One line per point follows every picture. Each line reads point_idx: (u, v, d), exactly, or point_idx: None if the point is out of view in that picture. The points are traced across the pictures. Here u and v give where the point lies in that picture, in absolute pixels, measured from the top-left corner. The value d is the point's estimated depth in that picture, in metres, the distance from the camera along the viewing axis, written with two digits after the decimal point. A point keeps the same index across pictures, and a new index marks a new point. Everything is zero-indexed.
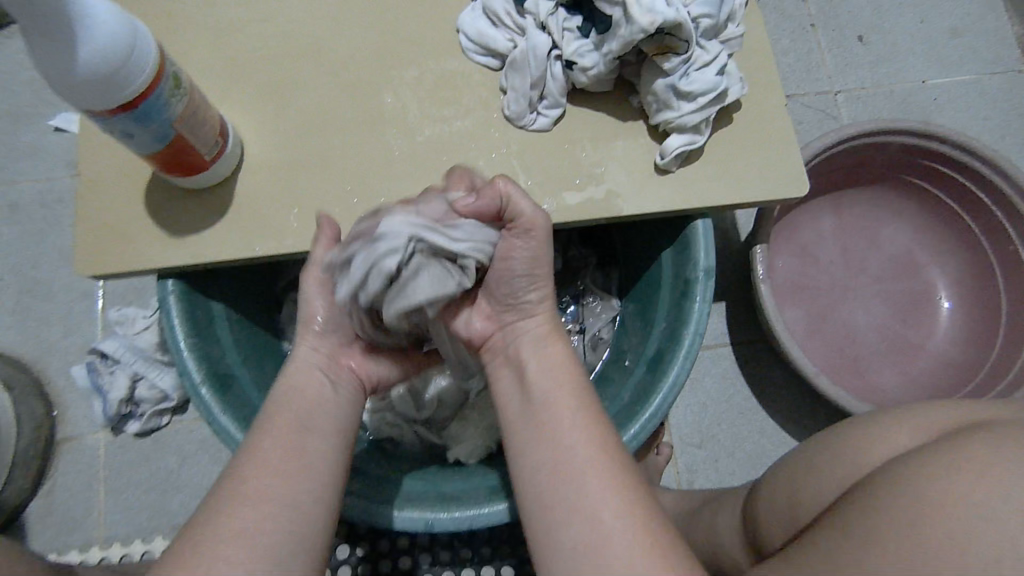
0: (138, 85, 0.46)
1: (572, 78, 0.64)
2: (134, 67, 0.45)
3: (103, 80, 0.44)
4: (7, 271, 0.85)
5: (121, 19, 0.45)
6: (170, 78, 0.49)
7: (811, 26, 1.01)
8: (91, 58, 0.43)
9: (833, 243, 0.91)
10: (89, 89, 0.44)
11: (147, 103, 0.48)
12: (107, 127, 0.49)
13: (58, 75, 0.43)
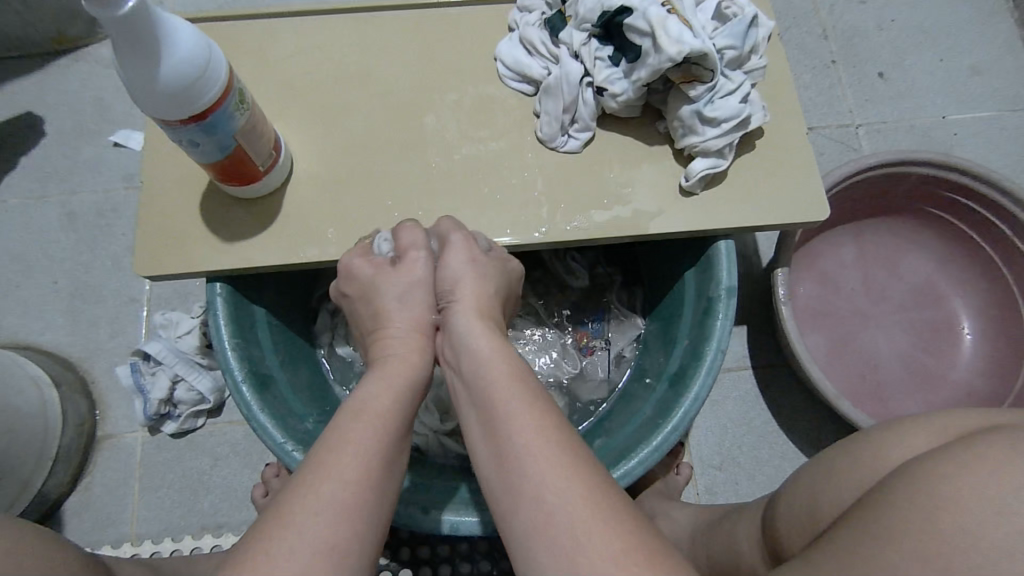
0: (209, 98, 0.51)
1: (602, 103, 0.68)
2: (208, 81, 0.50)
3: (181, 92, 0.49)
4: (62, 275, 0.90)
5: (200, 40, 0.50)
6: (236, 92, 0.54)
7: (833, 62, 1.04)
8: (173, 73, 0.48)
9: (854, 270, 0.93)
10: (168, 100, 0.49)
11: (215, 115, 0.53)
12: (175, 136, 0.53)
13: (142, 88, 0.48)
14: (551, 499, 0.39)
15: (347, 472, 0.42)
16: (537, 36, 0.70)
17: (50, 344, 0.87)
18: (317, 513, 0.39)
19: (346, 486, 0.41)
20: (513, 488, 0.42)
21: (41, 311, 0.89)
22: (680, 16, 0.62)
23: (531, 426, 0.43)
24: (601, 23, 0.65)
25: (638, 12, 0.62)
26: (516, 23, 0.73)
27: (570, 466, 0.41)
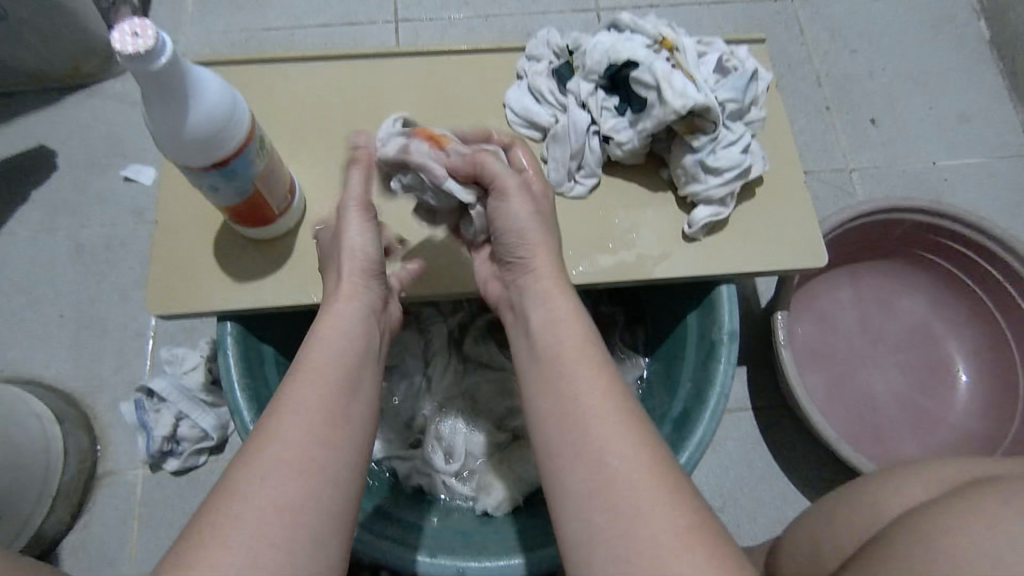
0: (233, 145, 0.52)
1: (608, 151, 0.70)
2: (232, 129, 0.52)
3: (207, 141, 0.50)
4: (68, 308, 0.91)
5: (225, 91, 0.51)
6: (257, 140, 0.56)
7: (826, 108, 1.08)
8: (200, 122, 0.49)
9: (852, 311, 0.95)
10: (191, 148, 0.50)
11: (238, 160, 0.54)
12: (196, 179, 0.54)
13: (169, 136, 0.49)
14: (613, 467, 0.43)
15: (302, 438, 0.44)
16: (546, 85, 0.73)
17: (53, 377, 0.87)
18: (270, 482, 0.41)
19: (300, 451, 0.43)
20: (578, 447, 0.45)
21: (45, 345, 0.89)
22: (684, 71, 0.65)
23: (602, 401, 0.46)
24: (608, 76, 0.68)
25: (644, 67, 0.65)
26: (524, 72, 0.76)
27: (631, 437, 0.45)
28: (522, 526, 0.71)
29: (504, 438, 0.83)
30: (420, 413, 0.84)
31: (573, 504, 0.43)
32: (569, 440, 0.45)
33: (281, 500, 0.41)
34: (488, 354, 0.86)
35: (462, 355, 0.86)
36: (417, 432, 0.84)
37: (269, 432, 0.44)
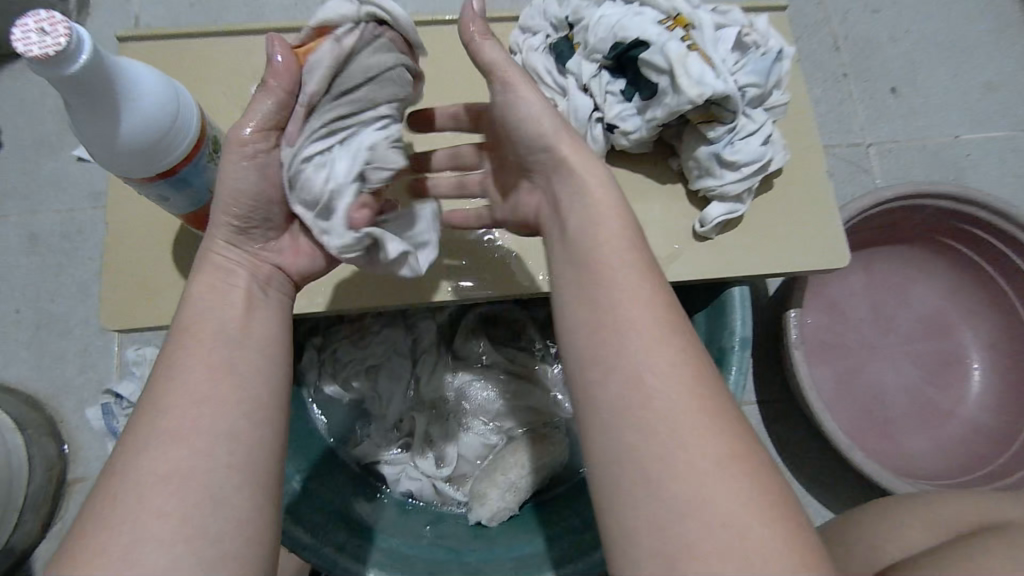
0: (180, 151, 0.45)
1: (613, 141, 0.62)
2: (177, 133, 0.45)
3: (146, 149, 0.43)
4: (25, 303, 0.84)
5: (166, 88, 0.44)
6: (210, 142, 0.48)
7: (843, 75, 1.00)
8: (136, 129, 0.42)
9: (863, 300, 0.90)
10: (130, 160, 0.43)
11: (188, 168, 0.47)
12: (141, 190, 0.47)
13: (101, 146, 0.42)
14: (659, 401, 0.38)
15: (190, 405, 0.40)
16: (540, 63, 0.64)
17: (13, 380, 0.81)
18: (166, 468, 0.38)
19: (189, 417, 0.39)
20: (620, 380, 0.39)
21: (3, 345, 0.82)
22: (701, 53, 0.57)
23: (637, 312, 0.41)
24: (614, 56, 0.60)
25: (655, 47, 0.57)
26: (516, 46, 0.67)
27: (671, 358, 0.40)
28: (516, 542, 0.67)
29: (497, 441, 0.78)
30: (408, 415, 0.79)
31: (620, 444, 0.38)
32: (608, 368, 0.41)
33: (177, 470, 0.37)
34: (479, 351, 0.81)
35: (451, 352, 0.81)
36: (405, 435, 0.79)
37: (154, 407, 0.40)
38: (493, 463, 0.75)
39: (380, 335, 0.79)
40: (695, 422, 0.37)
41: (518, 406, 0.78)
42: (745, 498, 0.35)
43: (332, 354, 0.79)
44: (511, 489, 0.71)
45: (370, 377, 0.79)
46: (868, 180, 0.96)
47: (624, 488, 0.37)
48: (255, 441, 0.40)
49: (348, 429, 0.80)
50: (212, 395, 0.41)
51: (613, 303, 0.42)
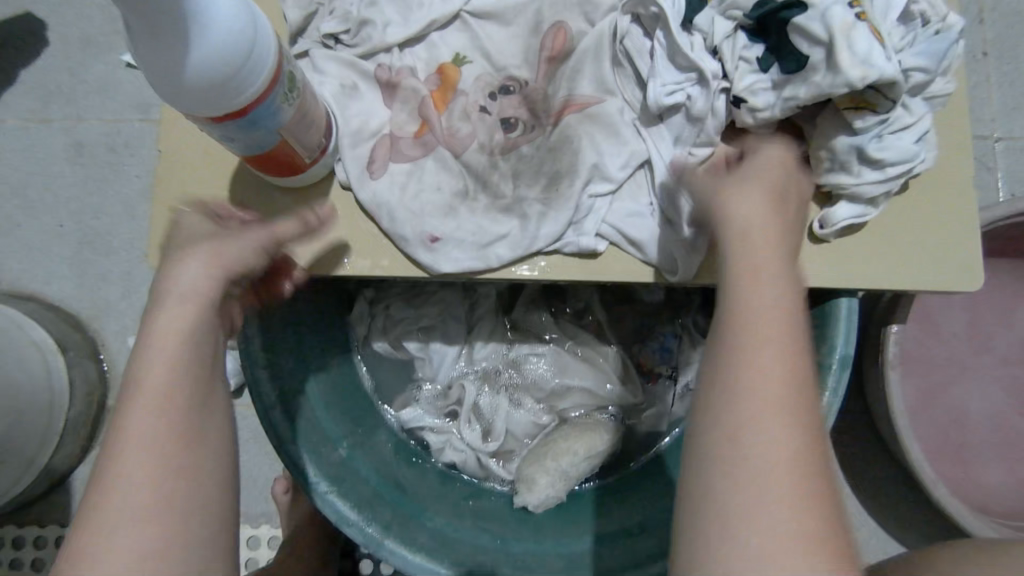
0: (251, 91, 0.40)
1: (857, 186, 0.53)
2: (251, 69, 0.40)
3: (213, 87, 0.39)
4: (69, 218, 0.82)
5: (240, 10, 0.39)
6: (285, 81, 0.43)
7: (983, 55, 0.86)
8: (206, 57, 0.37)
9: (963, 314, 0.80)
10: (193, 92, 0.39)
11: (258, 110, 0.42)
12: (204, 128, 0.43)
13: (166, 60, 0.37)
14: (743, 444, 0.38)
15: (154, 416, 0.39)
16: (587, 46, 0.57)
17: (54, 297, 0.81)
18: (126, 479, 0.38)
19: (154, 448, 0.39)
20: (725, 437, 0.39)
21: (45, 257, 0.81)
22: (870, 26, 0.48)
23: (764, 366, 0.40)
24: (655, 32, 0.54)
25: (700, 30, 0.53)
26: (586, 4, 0.57)
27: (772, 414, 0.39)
28: (564, 535, 0.65)
29: (548, 421, 0.74)
30: (457, 383, 0.74)
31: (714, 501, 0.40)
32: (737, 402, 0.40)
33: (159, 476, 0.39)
34: (542, 325, 0.75)
35: (510, 322, 0.76)
36: (453, 403, 0.74)
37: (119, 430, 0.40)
38: (540, 449, 0.70)
39: (438, 295, 0.73)
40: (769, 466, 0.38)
41: (577, 388, 0.73)
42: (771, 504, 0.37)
43: (384, 309, 0.74)
44: (562, 478, 0.67)
45: (423, 338, 0.74)
46: (989, 182, 0.84)
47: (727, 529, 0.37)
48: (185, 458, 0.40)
49: (394, 388, 0.76)
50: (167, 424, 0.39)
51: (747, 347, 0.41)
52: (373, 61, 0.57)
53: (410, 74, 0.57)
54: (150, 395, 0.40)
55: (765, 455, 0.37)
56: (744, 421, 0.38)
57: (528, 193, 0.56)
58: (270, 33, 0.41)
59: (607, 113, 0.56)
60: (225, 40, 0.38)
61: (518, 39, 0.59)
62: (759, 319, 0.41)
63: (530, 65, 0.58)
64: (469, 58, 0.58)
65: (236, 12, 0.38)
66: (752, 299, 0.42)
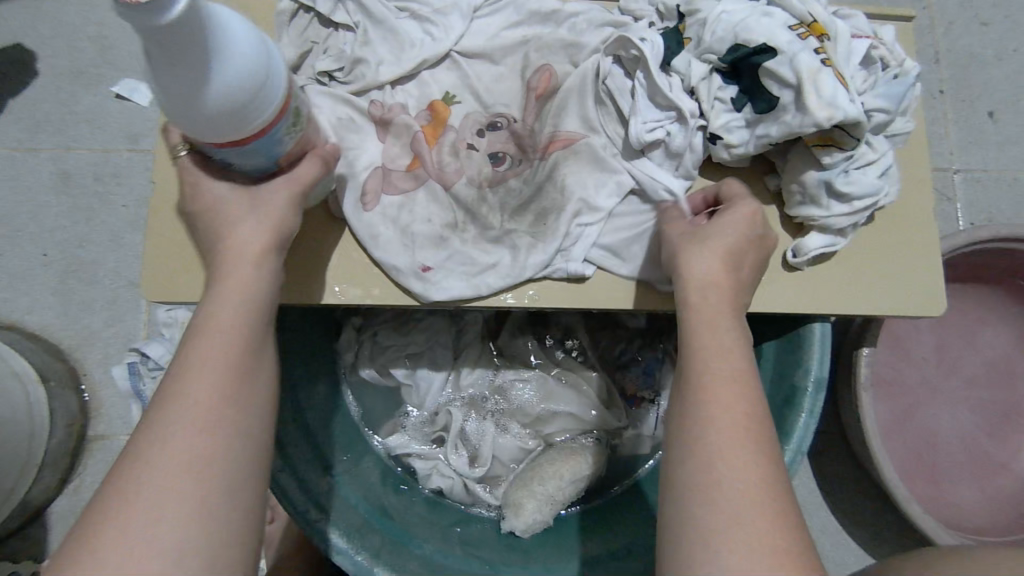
0: (261, 122, 0.42)
1: (825, 219, 0.56)
2: (264, 101, 0.41)
3: (227, 116, 0.40)
4: (53, 246, 0.82)
5: (261, 46, 0.40)
6: (290, 114, 0.45)
7: (940, 93, 0.92)
8: (223, 91, 0.38)
9: (930, 338, 0.84)
10: (208, 124, 0.40)
11: (262, 139, 0.43)
12: (208, 152, 0.44)
13: (180, 95, 0.38)
14: (724, 469, 0.40)
15: (197, 427, 0.38)
16: (572, 84, 0.59)
17: (36, 325, 0.80)
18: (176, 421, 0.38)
19: (191, 465, 0.38)
20: (704, 448, 0.41)
21: (27, 285, 0.81)
22: (835, 69, 0.52)
23: (728, 388, 0.43)
24: (636, 72, 0.57)
25: (677, 71, 0.56)
26: (571, 45, 0.60)
27: (748, 442, 0.41)
28: (553, 560, 0.65)
29: (534, 446, 0.75)
30: (444, 409, 0.75)
31: (683, 504, 0.40)
32: (710, 420, 0.42)
33: (189, 493, 0.37)
34: (528, 351, 0.77)
35: (496, 348, 0.77)
36: (440, 429, 0.75)
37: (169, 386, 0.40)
38: (527, 475, 0.71)
39: (424, 322, 0.74)
40: (746, 482, 0.40)
41: (563, 413, 0.74)
42: (752, 521, 0.38)
43: (372, 337, 0.75)
44: (549, 502, 0.68)
45: (410, 365, 0.75)
46: (950, 211, 0.89)
47: (706, 540, 0.38)
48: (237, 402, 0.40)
49: (382, 415, 0.77)
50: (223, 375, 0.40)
51: (725, 370, 0.44)
52: (365, 96, 0.60)
53: (402, 110, 0.59)
54: (193, 406, 0.39)
55: (738, 482, 0.39)
56: (710, 430, 0.41)
57: (517, 226, 0.58)
58: (283, 67, 0.43)
59: (592, 147, 0.58)
60: (240, 74, 0.39)
61: (505, 78, 0.62)
62: (717, 363, 0.44)
63: (517, 102, 0.61)
64: (458, 95, 0.61)
65: (253, 45, 0.40)
66: (710, 332, 0.45)
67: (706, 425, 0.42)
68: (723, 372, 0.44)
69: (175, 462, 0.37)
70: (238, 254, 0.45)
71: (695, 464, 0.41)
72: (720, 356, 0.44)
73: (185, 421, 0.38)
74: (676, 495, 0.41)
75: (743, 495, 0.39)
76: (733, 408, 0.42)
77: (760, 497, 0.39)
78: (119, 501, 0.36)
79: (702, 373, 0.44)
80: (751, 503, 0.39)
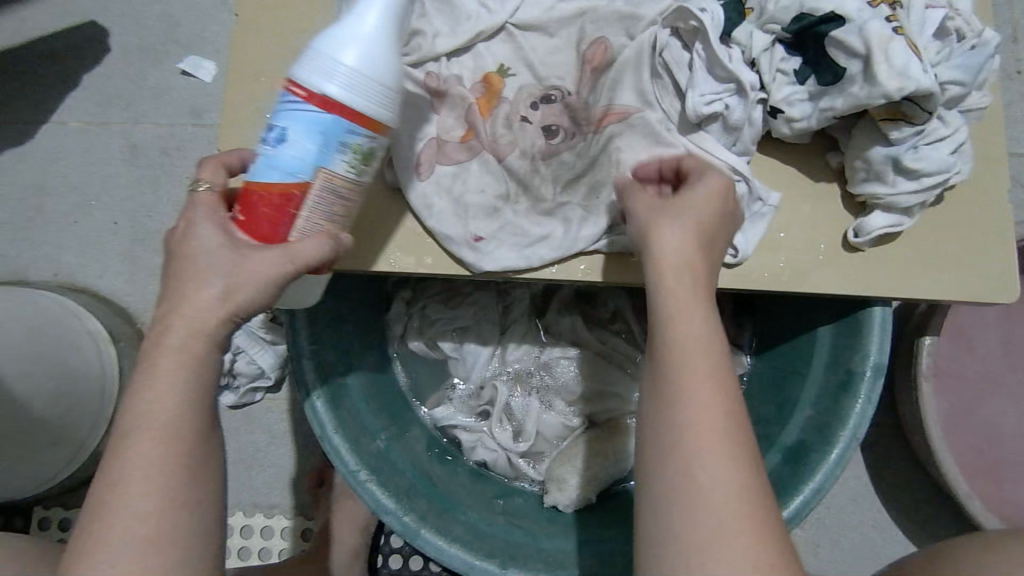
0: (359, 97, 0.44)
1: (892, 196, 0.54)
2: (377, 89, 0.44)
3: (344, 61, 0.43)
4: (123, 217, 0.86)
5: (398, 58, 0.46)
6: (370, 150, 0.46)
7: (1018, 73, 0.87)
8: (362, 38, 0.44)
9: (996, 332, 0.80)
10: (324, 61, 0.44)
11: (338, 123, 0.44)
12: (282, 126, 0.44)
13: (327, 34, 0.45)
14: (702, 473, 0.40)
15: (158, 429, 0.40)
16: (628, 56, 0.59)
17: (107, 290, 0.85)
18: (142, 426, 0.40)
19: (161, 515, 0.39)
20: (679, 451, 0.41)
21: (100, 253, 0.85)
22: (907, 39, 0.50)
23: (705, 396, 0.42)
24: (694, 44, 0.57)
25: (738, 43, 0.55)
26: (627, 18, 0.60)
27: (726, 448, 0.41)
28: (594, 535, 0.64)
29: (578, 424, 0.75)
30: (490, 383, 0.76)
31: (663, 506, 0.41)
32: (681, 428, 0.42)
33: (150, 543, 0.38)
34: (573, 329, 0.76)
35: (542, 325, 0.77)
36: (485, 404, 0.76)
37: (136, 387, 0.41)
38: (570, 453, 0.71)
39: (473, 297, 0.76)
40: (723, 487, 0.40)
41: (607, 392, 0.74)
42: (727, 526, 0.39)
43: (421, 310, 0.76)
44: (592, 477, 0.69)
45: (458, 338, 0.76)
46: None
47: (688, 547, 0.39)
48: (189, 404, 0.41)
49: (429, 388, 0.79)
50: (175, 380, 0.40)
51: (698, 375, 0.43)
52: (420, 68, 0.60)
53: (458, 83, 0.60)
54: (151, 446, 0.39)
55: (716, 489, 0.40)
56: (685, 436, 0.42)
57: (569, 199, 0.58)
58: (393, 119, 0.46)
59: (648, 121, 0.57)
60: (369, 57, 0.44)
61: (560, 52, 0.61)
62: (694, 369, 0.43)
63: (572, 76, 0.61)
64: (513, 69, 0.61)
65: (388, 63, 0.45)
66: (683, 335, 0.45)
67: (685, 431, 0.42)
68: (694, 378, 0.43)
69: (145, 460, 0.39)
70: (196, 253, 0.43)
71: (671, 461, 0.42)
72: (693, 362, 0.44)
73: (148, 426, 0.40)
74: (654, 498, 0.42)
75: (721, 502, 0.40)
76: (703, 409, 0.42)
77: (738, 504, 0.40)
78: (106, 494, 0.39)
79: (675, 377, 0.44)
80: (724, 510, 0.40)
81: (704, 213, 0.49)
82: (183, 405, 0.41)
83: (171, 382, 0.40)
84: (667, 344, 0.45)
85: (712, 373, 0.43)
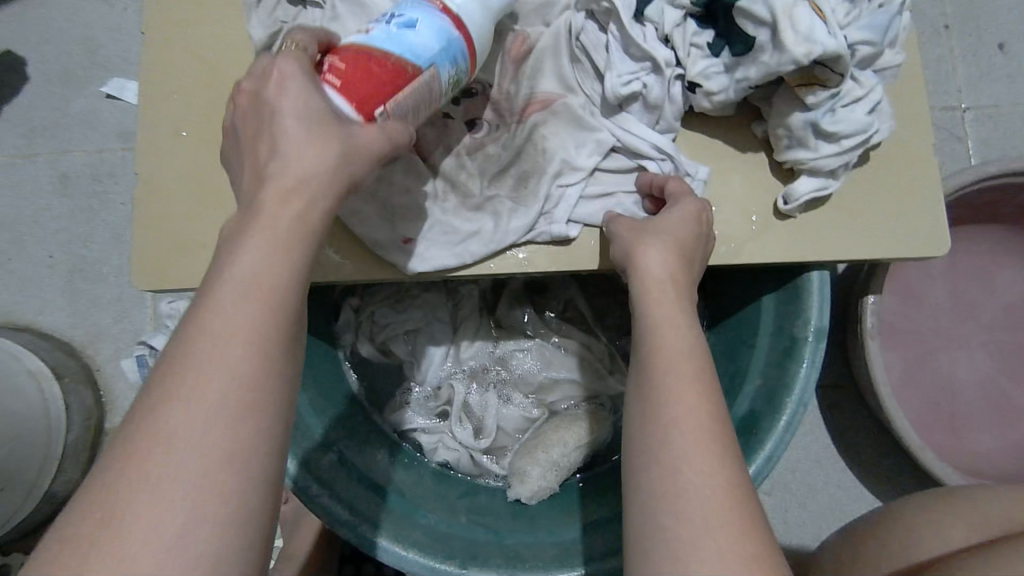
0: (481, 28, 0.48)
1: (815, 161, 0.54)
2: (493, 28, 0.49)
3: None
4: (59, 249, 0.84)
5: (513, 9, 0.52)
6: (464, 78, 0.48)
7: (945, 27, 0.88)
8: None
9: (943, 284, 0.81)
10: None
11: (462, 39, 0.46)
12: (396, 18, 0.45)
13: None
14: (690, 476, 0.40)
15: (229, 379, 0.33)
16: (546, 42, 0.58)
17: (49, 327, 0.82)
18: (202, 374, 0.33)
19: (195, 498, 0.31)
20: (656, 454, 0.41)
21: (37, 288, 0.83)
22: (812, 3, 0.50)
23: (685, 398, 0.42)
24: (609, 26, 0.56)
25: (651, 21, 0.55)
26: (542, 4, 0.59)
27: (713, 446, 0.41)
28: (557, 525, 0.65)
29: (539, 415, 0.75)
30: (447, 383, 0.75)
31: (648, 507, 0.40)
32: (660, 431, 0.42)
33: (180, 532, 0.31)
34: (524, 320, 0.76)
35: (494, 320, 0.77)
36: (444, 403, 0.76)
37: (197, 333, 0.34)
38: (531, 444, 0.71)
39: (420, 299, 0.75)
40: (713, 486, 0.39)
41: (564, 380, 0.74)
42: (723, 524, 0.38)
43: (370, 316, 0.75)
44: (553, 468, 0.68)
45: (410, 341, 0.75)
46: (961, 150, 0.85)
47: (672, 549, 0.38)
48: (271, 361, 0.35)
49: (388, 394, 0.78)
50: (256, 328, 0.34)
51: (677, 379, 0.43)
52: None
53: None
54: (220, 398, 0.33)
55: (706, 489, 0.39)
56: (670, 436, 0.41)
57: (498, 191, 0.57)
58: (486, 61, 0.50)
59: (570, 108, 0.57)
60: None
61: None
62: (673, 372, 0.44)
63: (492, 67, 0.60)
64: None
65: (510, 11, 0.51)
66: (661, 341, 0.45)
67: (665, 433, 0.41)
68: (676, 381, 0.43)
69: (201, 420, 0.32)
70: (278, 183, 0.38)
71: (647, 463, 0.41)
72: (673, 364, 0.44)
73: (215, 373, 0.33)
74: (636, 499, 0.41)
75: (713, 500, 0.39)
76: (684, 407, 0.42)
77: (726, 502, 0.39)
78: (135, 455, 0.31)
79: (649, 384, 0.44)
80: (716, 511, 0.38)
81: (678, 230, 0.50)
82: (269, 329, 0.35)
83: (248, 330, 0.34)
84: (651, 351, 0.45)
85: (701, 378, 0.44)
